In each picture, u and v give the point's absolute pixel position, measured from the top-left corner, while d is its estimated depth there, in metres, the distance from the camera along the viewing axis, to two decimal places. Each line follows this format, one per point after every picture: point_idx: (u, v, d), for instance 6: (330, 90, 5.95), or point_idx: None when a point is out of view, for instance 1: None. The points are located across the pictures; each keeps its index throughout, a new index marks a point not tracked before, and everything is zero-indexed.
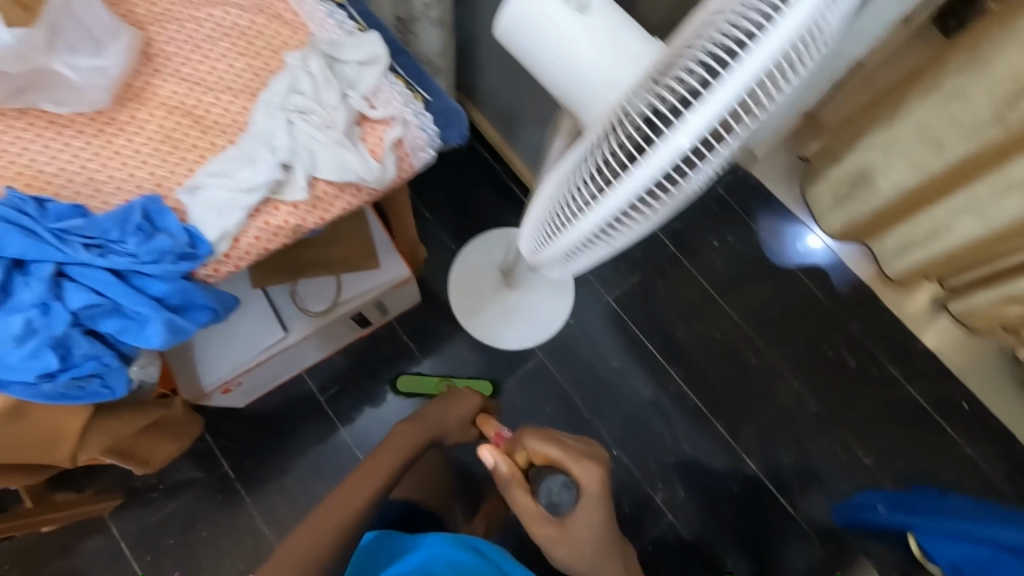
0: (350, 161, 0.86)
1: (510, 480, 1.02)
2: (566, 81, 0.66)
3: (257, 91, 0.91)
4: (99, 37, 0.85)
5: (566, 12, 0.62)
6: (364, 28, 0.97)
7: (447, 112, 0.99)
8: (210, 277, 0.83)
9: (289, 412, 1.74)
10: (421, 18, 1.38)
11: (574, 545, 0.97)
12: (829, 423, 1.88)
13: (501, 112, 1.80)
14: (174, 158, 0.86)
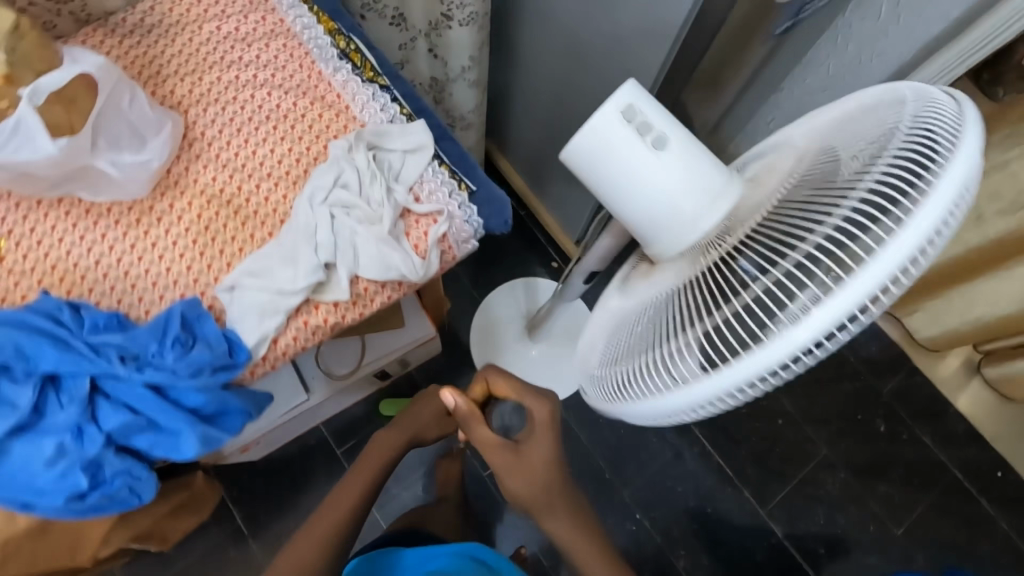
0: (394, 259, 0.82)
1: (470, 417, 0.84)
2: (637, 216, 0.62)
3: (298, 178, 0.88)
4: (143, 130, 0.82)
5: (641, 147, 0.58)
6: (407, 113, 0.94)
7: (494, 198, 0.93)
8: (246, 379, 0.80)
9: (301, 465, 1.66)
10: (456, 80, 1.34)
11: (535, 484, 0.79)
12: (859, 493, 1.78)
13: (528, 165, 1.75)
14: (212, 250, 0.83)
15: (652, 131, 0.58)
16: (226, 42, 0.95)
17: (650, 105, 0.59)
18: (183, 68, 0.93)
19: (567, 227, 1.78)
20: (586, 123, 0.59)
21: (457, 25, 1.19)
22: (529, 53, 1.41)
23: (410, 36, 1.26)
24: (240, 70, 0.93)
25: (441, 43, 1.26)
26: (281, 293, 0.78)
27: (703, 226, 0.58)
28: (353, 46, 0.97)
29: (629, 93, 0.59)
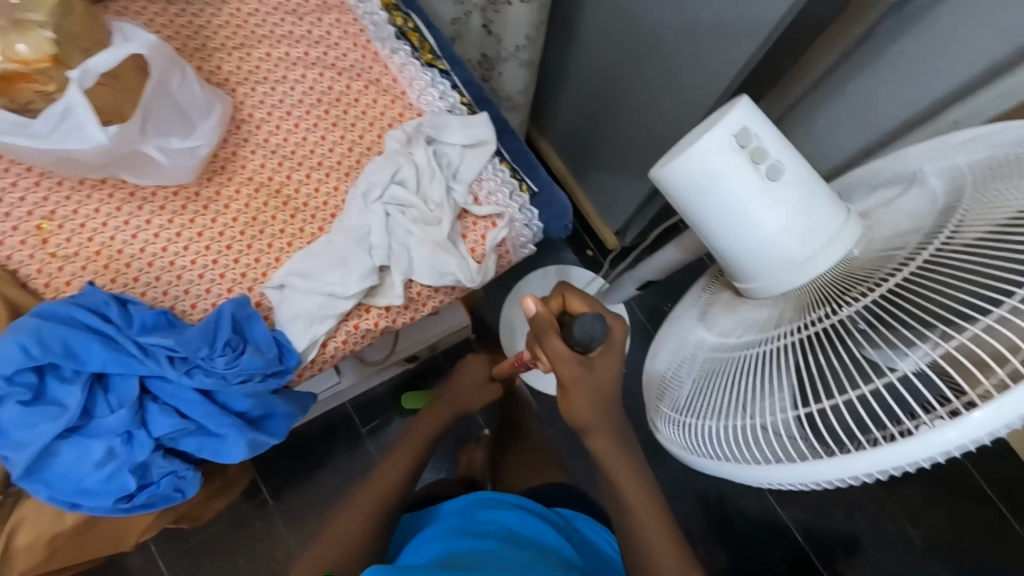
0: (451, 264, 0.77)
1: (549, 328, 0.66)
2: (736, 244, 0.57)
3: (350, 170, 0.83)
4: (190, 114, 0.77)
5: (754, 175, 0.53)
6: (468, 103, 0.88)
7: (557, 202, 0.88)
8: (294, 380, 0.77)
9: (315, 444, 1.58)
10: (507, 60, 1.25)
11: (599, 408, 0.67)
12: (886, 501, 1.48)
13: (570, 146, 1.66)
14: (259, 243, 0.79)
15: (765, 159, 0.53)
16: (277, 15, 0.88)
17: (764, 130, 0.54)
18: (231, 42, 0.87)
19: (608, 217, 1.68)
20: (694, 145, 0.54)
21: (517, 2, 1.11)
22: (589, 30, 1.31)
23: (465, 10, 1.18)
24: (291, 46, 0.87)
25: (497, 20, 1.17)
26: (332, 296, 0.74)
27: (811, 269, 0.54)
28: (410, 24, 0.90)
29: (744, 115, 0.54)
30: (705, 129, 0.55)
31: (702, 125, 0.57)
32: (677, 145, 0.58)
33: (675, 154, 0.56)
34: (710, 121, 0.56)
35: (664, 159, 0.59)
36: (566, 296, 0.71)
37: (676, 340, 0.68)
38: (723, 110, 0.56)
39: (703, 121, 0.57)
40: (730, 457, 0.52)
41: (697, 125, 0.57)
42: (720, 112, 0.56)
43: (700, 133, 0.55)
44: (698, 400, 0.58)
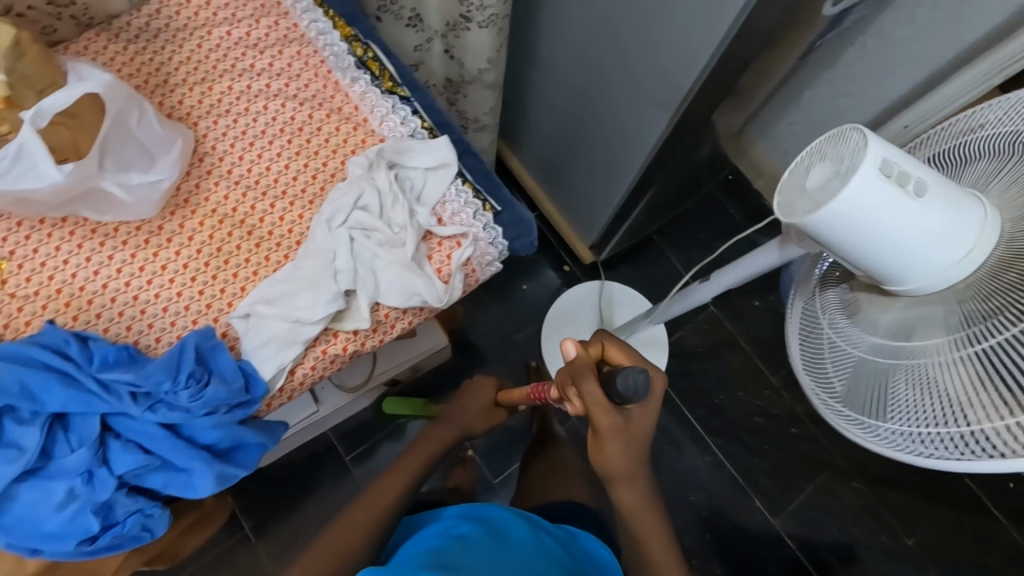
0: (417, 285, 0.78)
1: (583, 369, 0.75)
2: (895, 264, 0.55)
3: (315, 198, 0.84)
4: (152, 149, 0.78)
5: (908, 200, 0.52)
6: (429, 127, 0.90)
7: (520, 219, 0.89)
8: (263, 410, 0.77)
9: (299, 475, 1.56)
10: (472, 82, 1.28)
11: (631, 454, 0.72)
12: (869, 501, 1.50)
13: (543, 165, 1.69)
14: (224, 274, 0.79)
15: (909, 179, 0.52)
16: (238, 50, 0.90)
17: (896, 152, 0.53)
18: (191, 77, 0.88)
19: (583, 232, 1.70)
20: (836, 194, 0.52)
21: (475, 27, 1.13)
22: (552, 52, 1.34)
23: (426, 36, 1.20)
24: (252, 79, 0.89)
25: (460, 44, 1.19)
26: (301, 322, 0.74)
27: (970, 264, 0.54)
28: (370, 53, 0.92)
29: (875, 146, 0.52)
30: (839, 170, 0.54)
31: (824, 165, 0.55)
32: (802, 190, 0.57)
33: (817, 205, 0.54)
34: (835, 162, 0.54)
35: (795, 207, 0.57)
36: (605, 345, 0.83)
37: (824, 341, 0.67)
38: (842, 147, 0.55)
39: (823, 160, 0.56)
40: (927, 451, 0.52)
41: (818, 166, 0.56)
42: (839, 148, 0.55)
43: (836, 179, 0.53)
44: (880, 399, 0.58)
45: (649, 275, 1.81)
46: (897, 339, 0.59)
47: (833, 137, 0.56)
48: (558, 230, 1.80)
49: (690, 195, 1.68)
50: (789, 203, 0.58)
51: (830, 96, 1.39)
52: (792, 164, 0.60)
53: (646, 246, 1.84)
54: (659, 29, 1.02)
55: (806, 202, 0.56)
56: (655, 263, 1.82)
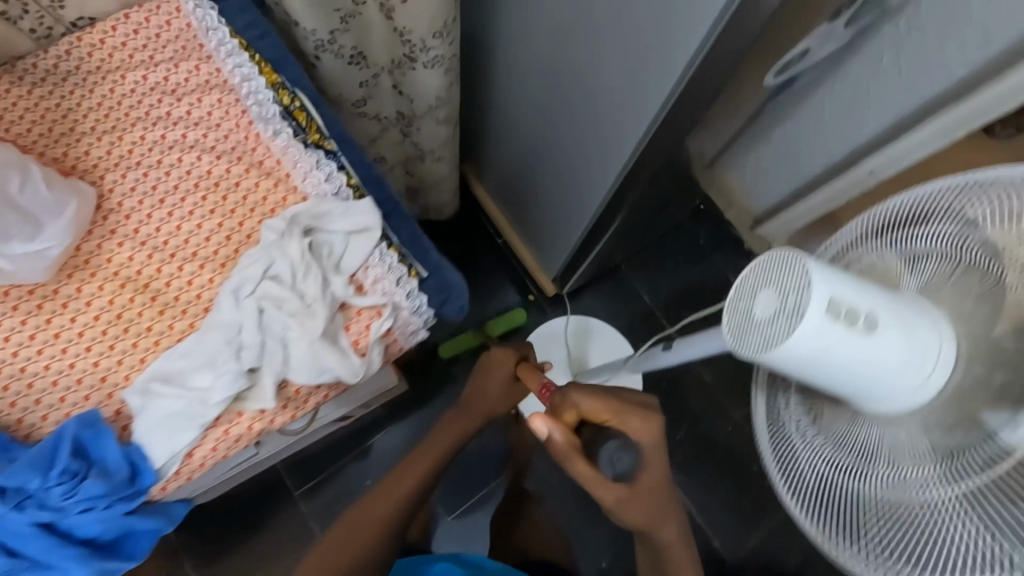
0: (329, 362, 0.74)
1: (568, 454, 0.71)
2: (864, 389, 0.50)
3: (227, 260, 0.79)
4: (42, 216, 0.74)
5: (858, 341, 0.47)
6: (356, 185, 0.85)
7: (447, 285, 0.86)
8: (159, 494, 0.72)
9: (252, 507, 1.52)
10: (421, 117, 1.23)
11: (652, 510, 0.72)
12: None
13: (507, 195, 1.64)
14: (123, 344, 0.74)
15: (860, 314, 0.48)
16: (153, 95, 0.85)
17: (848, 285, 0.49)
18: (101, 124, 0.82)
19: (546, 264, 1.66)
20: (783, 339, 0.49)
21: (422, 66, 1.07)
22: (511, 88, 1.30)
23: (371, 72, 1.12)
24: (167, 128, 0.83)
25: (408, 81, 1.14)
26: (200, 402, 0.70)
27: (934, 387, 0.48)
28: (298, 102, 0.87)
29: (822, 284, 0.48)
30: (786, 307, 0.50)
31: (772, 295, 0.52)
32: (753, 318, 0.54)
33: (768, 345, 0.51)
34: (783, 296, 0.50)
35: (747, 336, 0.54)
36: (578, 404, 0.74)
37: (802, 442, 0.58)
38: (790, 277, 0.50)
39: (771, 288, 0.52)
40: None
41: (767, 294, 0.52)
42: (785, 279, 0.51)
43: (785, 319, 0.50)
44: (879, 530, 0.50)
45: (616, 303, 1.78)
46: (877, 455, 0.52)
47: (778, 260, 0.52)
48: (521, 260, 1.76)
49: (655, 226, 1.65)
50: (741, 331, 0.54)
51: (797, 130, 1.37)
52: (742, 279, 0.56)
53: (612, 273, 1.80)
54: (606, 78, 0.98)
55: (757, 333, 0.53)
56: (620, 293, 1.79)
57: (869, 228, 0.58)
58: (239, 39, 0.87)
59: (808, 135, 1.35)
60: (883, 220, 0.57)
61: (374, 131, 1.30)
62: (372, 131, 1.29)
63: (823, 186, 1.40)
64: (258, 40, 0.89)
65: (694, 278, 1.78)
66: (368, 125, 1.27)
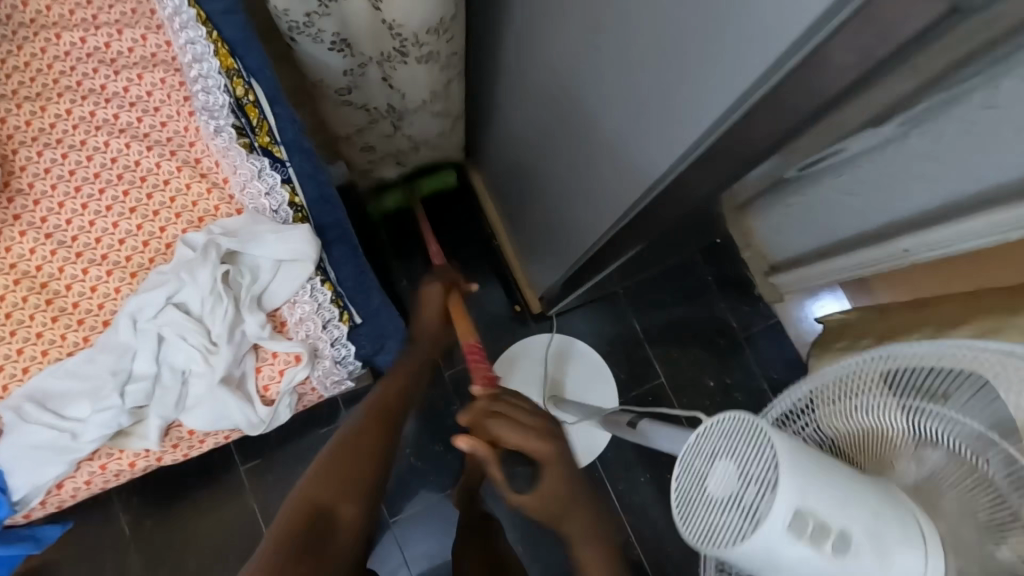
0: (228, 410, 0.66)
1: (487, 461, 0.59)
2: None
3: (138, 270, 0.70)
4: None
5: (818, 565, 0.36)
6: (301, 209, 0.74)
7: (384, 331, 0.77)
8: (20, 520, 0.67)
9: None
10: (413, 112, 1.06)
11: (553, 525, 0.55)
12: None
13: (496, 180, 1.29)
14: (7, 348, 0.66)
15: (830, 530, 0.36)
16: (88, 63, 0.74)
17: (824, 489, 0.37)
18: (24, 90, 0.72)
19: (530, 270, 1.29)
20: (730, 543, 0.37)
21: (414, 61, 0.92)
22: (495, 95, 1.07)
23: (357, 61, 0.91)
24: (97, 105, 0.73)
25: (402, 75, 0.95)
26: (72, 435, 0.63)
27: None
28: (253, 96, 0.71)
29: (790, 491, 0.36)
30: (743, 499, 0.37)
31: (729, 471, 0.39)
32: (698, 491, 0.40)
33: (707, 539, 0.39)
34: (741, 482, 0.38)
35: (685, 508, 0.41)
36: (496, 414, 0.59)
37: None
38: (755, 459, 0.38)
39: (729, 462, 0.39)
40: None
41: (723, 468, 0.39)
42: (751, 462, 0.38)
43: (736, 516, 0.37)
44: None
45: None
46: None
47: (745, 429, 0.39)
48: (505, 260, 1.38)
49: (671, 258, 1.28)
50: (680, 502, 0.41)
51: (830, 191, 1.06)
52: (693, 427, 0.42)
53: None
54: (599, 130, 0.76)
55: (697, 510, 0.40)
56: (606, 315, 1.37)
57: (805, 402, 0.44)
58: (198, 10, 0.69)
59: (843, 205, 1.07)
60: (824, 392, 0.44)
61: (358, 124, 1.05)
62: (356, 122, 1.05)
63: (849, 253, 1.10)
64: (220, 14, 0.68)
65: (692, 311, 1.38)
66: (349, 115, 1.03)
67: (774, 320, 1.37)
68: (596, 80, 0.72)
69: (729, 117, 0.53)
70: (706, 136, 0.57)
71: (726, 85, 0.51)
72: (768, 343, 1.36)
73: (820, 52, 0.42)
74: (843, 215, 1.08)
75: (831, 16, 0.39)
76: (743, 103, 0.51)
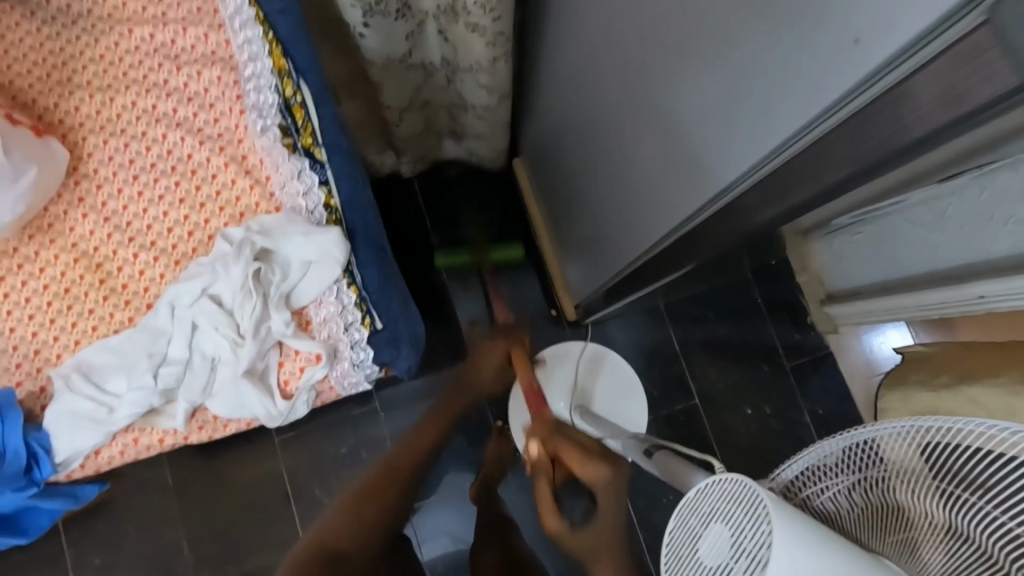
0: (249, 401, 0.70)
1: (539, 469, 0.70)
2: None
3: (182, 258, 0.74)
4: None
5: None
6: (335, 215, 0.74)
7: (399, 340, 0.74)
8: (62, 479, 0.75)
9: None
10: (465, 73, 0.92)
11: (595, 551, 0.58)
12: None
13: (539, 167, 1.15)
14: (63, 320, 0.72)
15: None
16: (155, 58, 0.78)
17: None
18: (97, 80, 0.78)
19: (568, 271, 1.17)
20: None
21: (464, 26, 0.82)
22: (538, 90, 1.00)
23: (416, 21, 0.83)
24: (159, 98, 0.77)
25: (457, 32, 0.84)
26: (109, 409, 0.69)
27: None
28: (301, 97, 0.69)
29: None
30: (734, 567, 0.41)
31: (724, 538, 0.42)
32: (690, 550, 0.45)
33: None
34: (733, 554, 0.41)
35: (682, 561, 0.46)
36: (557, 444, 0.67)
37: None
38: (750, 534, 0.41)
39: (725, 529, 0.43)
40: None
41: (717, 531, 0.43)
42: (744, 528, 0.41)
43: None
44: None
45: None
46: None
47: (745, 501, 0.42)
48: (542, 256, 1.25)
49: (719, 275, 1.20)
50: (672, 558, 0.46)
51: (905, 223, 0.97)
52: (700, 487, 0.46)
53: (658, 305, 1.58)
54: (642, 149, 0.71)
55: (691, 565, 0.45)
56: (644, 327, 1.25)
57: (843, 451, 0.43)
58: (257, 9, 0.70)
59: (919, 238, 0.96)
60: (866, 447, 0.42)
61: (415, 82, 0.95)
62: (413, 83, 0.96)
63: (917, 292, 0.99)
64: (276, 13, 0.65)
65: (736, 332, 1.25)
66: (405, 77, 0.94)
67: (826, 351, 1.24)
68: (637, 101, 0.68)
69: (773, 158, 0.49)
70: (758, 169, 0.52)
71: (773, 128, 0.47)
72: (818, 374, 1.23)
73: (872, 107, 0.39)
74: (922, 249, 0.97)
75: (876, 79, 0.37)
76: (781, 153, 0.48)
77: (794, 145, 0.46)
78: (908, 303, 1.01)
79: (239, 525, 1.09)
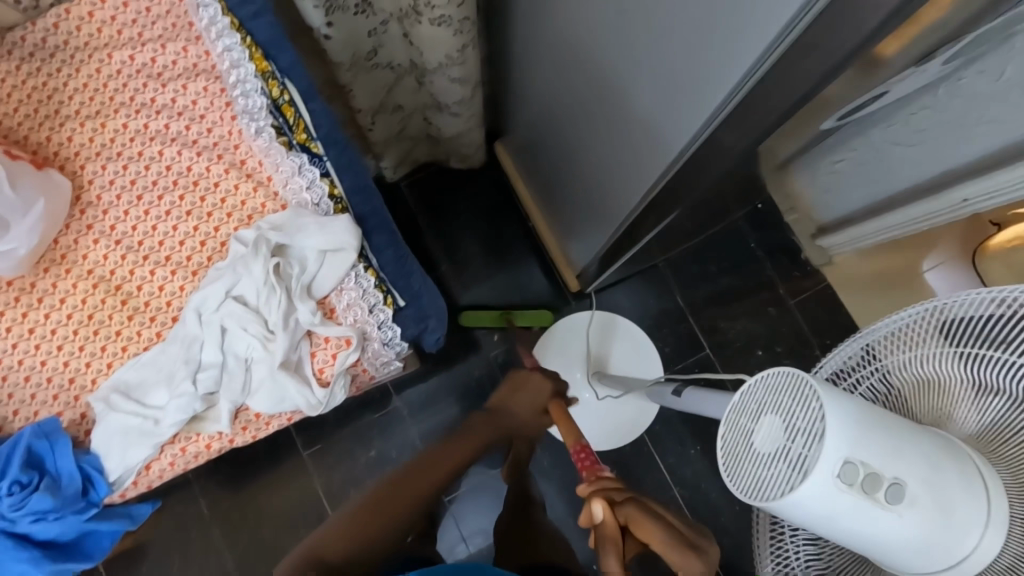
0: (290, 392, 0.71)
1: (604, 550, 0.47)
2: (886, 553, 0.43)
3: (199, 269, 0.76)
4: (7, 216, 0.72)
5: (873, 515, 0.41)
6: (343, 209, 0.76)
7: (425, 315, 0.82)
8: (117, 500, 0.77)
9: None
10: (433, 73, 0.94)
11: None
12: None
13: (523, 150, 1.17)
14: (90, 347, 0.73)
15: (882, 480, 0.41)
16: (139, 79, 0.79)
17: (878, 450, 0.41)
18: (85, 109, 0.78)
19: (570, 251, 1.18)
20: (778, 493, 0.43)
21: (428, 22, 0.82)
22: (513, 68, 1.02)
23: (378, 19, 0.85)
24: (149, 117, 0.78)
25: (421, 32, 0.85)
26: (155, 421, 0.70)
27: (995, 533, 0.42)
28: (288, 96, 0.70)
29: (837, 442, 0.41)
30: (789, 451, 0.43)
31: (776, 425, 0.44)
32: (745, 446, 0.46)
33: (757, 492, 0.44)
34: (788, 435, 0.43)
35: (739, 458, 0.47)
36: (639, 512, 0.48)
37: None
38: (800, 413, 0.43)
39: (776, 417, 0.44)
40: None
41: (770, 422, 0.44)
42: (797, 411, 0.43)
43: (784, 466, 0.43)
44: None
45: None
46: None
47: (790, 386, 0.44)
48: (539, 235, 1.26)
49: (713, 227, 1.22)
50: (729, 459, 0.47)
51: (883, 143, 1.00)
52: (744, 388, 0.48)
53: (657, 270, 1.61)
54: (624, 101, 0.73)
55: (748, 459, 0.46)
56: (649, 290, 1.28)
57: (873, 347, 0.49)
58: (231, 17, 0.72)
59: (898, 153, 1.00)
60: (884, 340, 0.48)
61: (385, 83, 0.98)
62: (382, 83, 0.98)
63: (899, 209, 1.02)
64: (251, 20, 0.69)
65: (737, 279, 1.28)
66: (376, 78, 0.96)
67: (826, 284, 1.27)
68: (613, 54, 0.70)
69: (754, 73, 0.52)
70: (739, 89, 0.54)
71: (750, 44, 0.50)
72: (823, 308, 1.26)
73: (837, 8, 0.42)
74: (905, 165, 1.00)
75: None
76: (763, 64, 0.50)
77: (775, 54, 0.49)
78: (893, 220, 1.04)
79: (284, 541, 1.10)
